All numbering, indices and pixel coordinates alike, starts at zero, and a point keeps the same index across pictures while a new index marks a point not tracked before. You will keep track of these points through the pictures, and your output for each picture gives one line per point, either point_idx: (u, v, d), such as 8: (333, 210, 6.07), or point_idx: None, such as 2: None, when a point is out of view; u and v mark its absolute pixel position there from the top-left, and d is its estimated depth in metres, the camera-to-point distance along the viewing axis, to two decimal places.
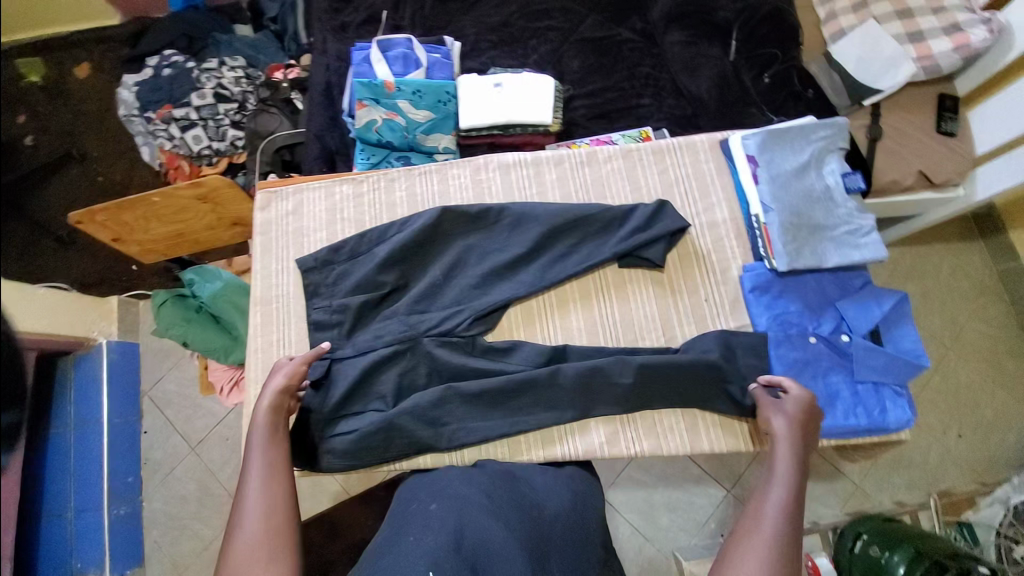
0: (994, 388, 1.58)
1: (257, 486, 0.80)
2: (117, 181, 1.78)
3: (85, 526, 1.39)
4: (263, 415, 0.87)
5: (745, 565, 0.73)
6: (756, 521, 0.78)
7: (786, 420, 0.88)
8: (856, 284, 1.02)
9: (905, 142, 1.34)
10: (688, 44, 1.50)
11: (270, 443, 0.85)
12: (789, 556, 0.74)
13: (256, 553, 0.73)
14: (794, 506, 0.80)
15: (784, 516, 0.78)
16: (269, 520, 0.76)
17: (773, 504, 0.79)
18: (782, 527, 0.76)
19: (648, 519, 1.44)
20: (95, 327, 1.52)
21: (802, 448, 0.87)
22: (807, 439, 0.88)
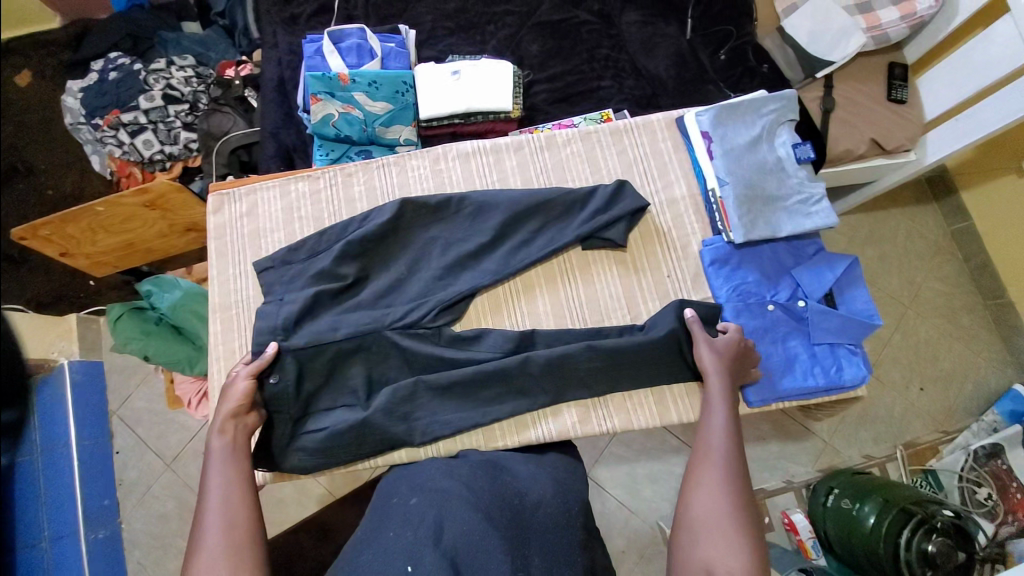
0: (952, 342, 1.67)
1: (218, 500, 0.79)
2: (66, 193, 1.71)
3: (63, 554, 1.36)
4: (219, 433, 0.85)
5: (702, 487, 0.79)
6: (707, 455, 0.83)
7: (713, 354, 0.94)
8: (809, 251, 1.06)
9: (857, 111, 1.38)
10: (646, 23, 1.52)
11: (229, 456, 0.84)
12: (740, 471, 0.81)
13: (218, 564, 0.73)
14: (733, 427, 0.87)
15: (728, 441, 0.84)
16: (231, 533, 0.76)
17: (717, 434, 0.85)
18: (730, 452, 0.82)
19: (633, 493, 1.48)
20: (54, 348, 1.48)
21: (731, 374, 0.94)
22: (734, 364, 0.94)
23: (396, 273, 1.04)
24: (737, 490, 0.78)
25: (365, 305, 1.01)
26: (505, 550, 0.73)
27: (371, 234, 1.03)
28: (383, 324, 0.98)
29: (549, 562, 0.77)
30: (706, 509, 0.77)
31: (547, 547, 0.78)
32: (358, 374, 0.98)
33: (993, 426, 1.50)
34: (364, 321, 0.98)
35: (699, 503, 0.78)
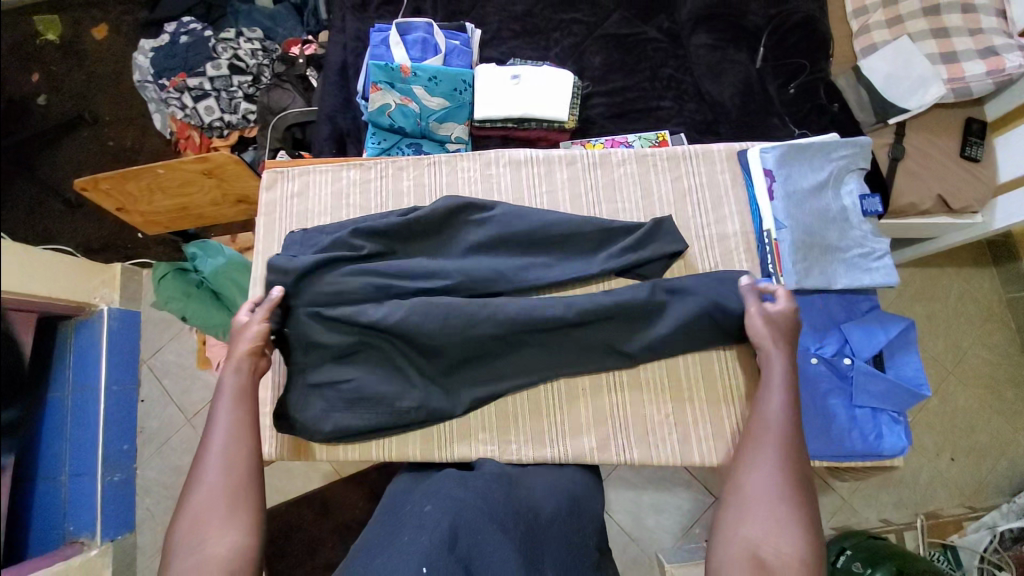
0: (992, 415, 1.57)
1: (221, 440, 0.80)
2: (126, 147, 1.77)
3: (79, 493, 1.41)
4: (232, 377, 0.87)
5: (758, 459, 0.78)
6: (763, 429, 0.81)
7: (768, 327, 0.90)
8: (862, 308, 1.01)
9: (927, 164, 1.31)
10: (715, 48, 1.47)
11: (235, 401, 0.85)
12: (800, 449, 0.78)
13: (217, 503, 0.74)
14: (792, 401, 0.83)
15: (785, 414, 0.81)
16: (231, 473, 0.77)
17: (775, 407, 0.82)
18: (788, 428, 0.79)
19: (635, 519, 1.45)
20: (98, 294, 1.51)
21: (792, 349, 0.90)
22: (793, 339, 0.90)
23: (422, 262, 1.01)
24: (788, 465, 0.76)
25: (382, 284, 0.97)
26: (519, 560, 0.72)
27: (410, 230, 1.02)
28: (406, 316, 0.98)
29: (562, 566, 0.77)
30: (760, 480, 0.75)
31: (562, 558, 0.78)
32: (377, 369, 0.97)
33: None
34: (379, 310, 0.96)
35: (751, 474, 0.76)
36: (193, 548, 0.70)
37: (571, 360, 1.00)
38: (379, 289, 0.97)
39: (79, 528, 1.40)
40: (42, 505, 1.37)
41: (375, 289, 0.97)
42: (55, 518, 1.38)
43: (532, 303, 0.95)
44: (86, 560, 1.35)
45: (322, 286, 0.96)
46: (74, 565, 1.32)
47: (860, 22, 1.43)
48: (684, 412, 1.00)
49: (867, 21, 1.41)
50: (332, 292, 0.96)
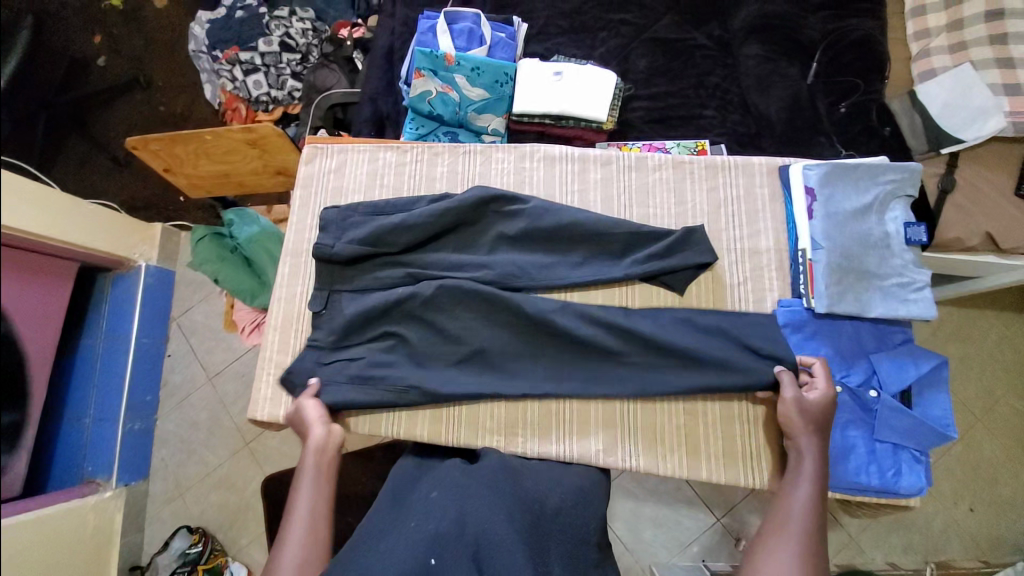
0: (1019, 468, 1.49)
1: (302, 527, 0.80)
2: (177, 113, 1.86)
3: (100, 436, 1.47)
4: (314, 457, 0.88)
5: (775, 555, 0.76)
6: (783, 523, 0.79)
7: (800, 414, 0.87)
8: (895, 340, 0.97)
9: (978, 199, 1.25)
10: (766, 60, 1.43)
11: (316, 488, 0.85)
12: (818, 549, 0.76)
13: None
14: (817, 498, 0.81)
15: (807, 513, 0.80)
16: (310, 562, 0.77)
17: (798, 506, 0.80)
18: (809, 527, 0.78)
19: (631, 530, 1.43)
20: (136, 250, 1.57)
21: (823, 440, 0.87)
22: (825, 428, 0.88)
23: (452, 254, 1.04)
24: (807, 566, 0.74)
25: (414, 272, 1.03)
26: (526, 553, 0.72)
27: (438, 214, 1.02)
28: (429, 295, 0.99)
29: (569, 567, 0.77)
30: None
31: (567, 551, 0.78)
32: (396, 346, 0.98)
33: None
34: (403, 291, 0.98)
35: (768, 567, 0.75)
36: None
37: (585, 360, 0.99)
38: (409, 276, 1.03)
39: (97, 470, 1.46)
40: (65, 445, 1.43)
41: (408, 276, 1.03)
42: (72, 460, 1.44)
43: (552, 304, 0.99)
44: (100, 502, 1.41)
45: (362, 275, 1.04)
46: (88, 505, 1.37)
47: (920, 44, 1.37)
48: (696, 426, 0.99)
49: (928, 45, 1.35)
50: (372, 280, 1.04)
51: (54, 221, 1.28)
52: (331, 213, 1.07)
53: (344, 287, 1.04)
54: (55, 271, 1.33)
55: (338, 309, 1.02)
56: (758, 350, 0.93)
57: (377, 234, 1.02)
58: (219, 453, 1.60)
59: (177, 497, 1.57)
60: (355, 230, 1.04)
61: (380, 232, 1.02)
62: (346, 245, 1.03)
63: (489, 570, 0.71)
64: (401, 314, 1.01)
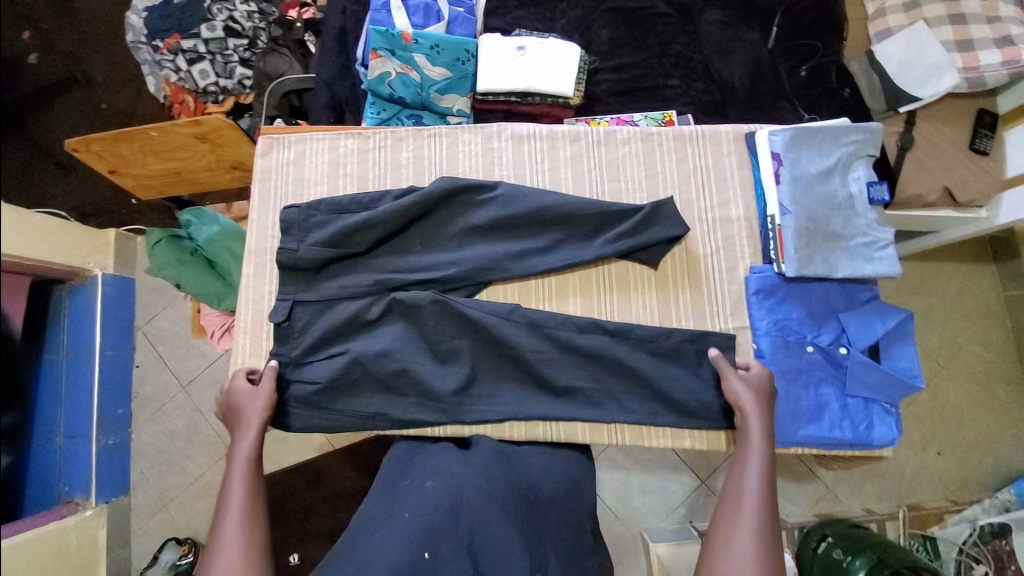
0: (979, 410, 1.58)
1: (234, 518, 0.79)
2: (119, 110, 1.73)
3: (74, 453, 1.41)
4: (249, 445, 0.87)
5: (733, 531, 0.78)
6: (739, 498, 0.81)
7: (752, 401, 0.89)
8: (862, 298, 0.99)
9: (935, 155, 1.28)
10: (726, 26, 1.42)
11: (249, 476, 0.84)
12: (771, 516, 0.79)
13: None
14: (767, 471, 0.83)
15: (759, 487, 0.81)
16: (248, 545, 0.77)
17: (752, 478, 0.82)
18: (759, 497, 0.80)
19: (622, 501, 1.47)
20: (92, 258, 1.50)
21: (772, 421, 0.89)
22: (770, 408, 0.90)
23: (423, 249, 1.02)
24: (763, 536, 0.76)
25: (384, 278, 0.99)
26: (522, 545, 0.73)
27: (405, 205, 0.99)
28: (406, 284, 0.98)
29: (565, 561, 0.79)
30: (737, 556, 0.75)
31: (562, 539, 0.81)
32: (377, 344, 0.96)
33: (1004, 506, 1.44)
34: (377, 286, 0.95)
35: (729, 544, 0.76)
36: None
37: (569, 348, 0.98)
38: (377, 284, 0.99)
39: (74, 488, 1.41)
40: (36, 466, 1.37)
41: (377, 284, 0.98)
42: (48, 479, 1.38)
43: None
44: (82, 520, 1.37)
45: (326, 283, 1.00)
46: (69, 525, 1.33)
47: (876, 4, 1.37)
48: None
49: (883, 5, 1.36)
50: (337, 289, 0.99)
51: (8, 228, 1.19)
52: (291, 215, 1.02)
53: (303, 299, 0.99)
54: (14, 286, 1.25)
55: (309, 321, 0.98)
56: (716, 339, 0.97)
57: (340, 234, 0.99)
58: (201, 461, 1.56)
59: (162, 508, 1.54)
60: (316, 233, 1.00)
61: (345, 226, 0.99)
62: (308, 248, 0.99)
63: (486, 567, 0.71)
64: (372, 318, 0.97)
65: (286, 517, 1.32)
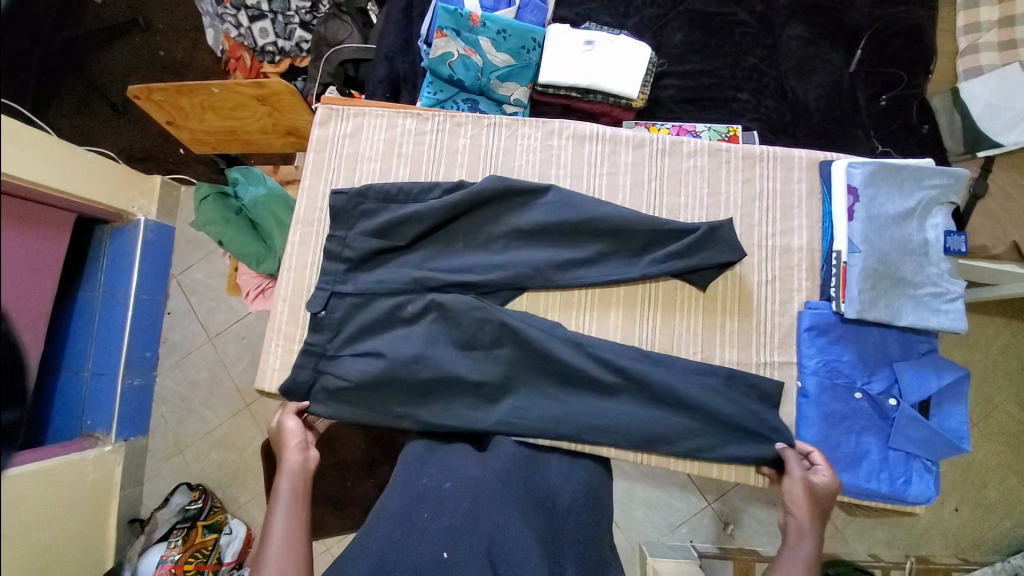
0: (1007, 473, 1.52)
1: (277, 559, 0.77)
2: (177, 59, 1.74)
3: (99, 389, 1.45)
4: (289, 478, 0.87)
5: None
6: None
7: (809, 501, 0.84)
8: (920, 349, 0.94)
9: (1011, 207, 1.21)
10: (809, 42, 1.37)
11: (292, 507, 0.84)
12: None
13: None
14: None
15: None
16: None
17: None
18: None
19: (624, 509, 1.46)
20: (136, 203, 1.52)
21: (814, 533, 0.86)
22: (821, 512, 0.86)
23: (467, 247, 1.00)
24: None
25: (423, 269, 0.98)
26: (539, 551, 0.72)
27: (456, 197, 0.98)
28: (447, 276, 0.97)
29: (581, 567, 0.76)
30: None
31: (579, 549, 0.78)
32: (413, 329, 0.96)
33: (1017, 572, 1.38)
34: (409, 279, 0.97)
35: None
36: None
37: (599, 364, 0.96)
38: (416, 282, 0.97)
39: (96, 423, 1.45)
40: (67, 396, 1.44)
41: (416, 281, 0.97)
42: (74, 410, 1.44)
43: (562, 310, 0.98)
44: (100, 456, 1.41)
45: (367, 263, 1.00)
46: (89, 458, 1.37)
47: (969, 40, 1.30)
48: None
49: (977, 41, 1.29)
50: (378, 280, 0.98)
51: (46, 167, 1.22)
52: (339, 200, 1.00)
53: (348, 291, 0.98)
54: (45, 220, 1.27)
55: (346, 316, 0.98)
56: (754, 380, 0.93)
57: (386, 224, 0.99)
58: (219, 413, 1.60)
59: (177, 453, 1.58)
60: (366, 223, 1.00)
61: (393, 216, 0.99)
62: (356, 237, 0.99)
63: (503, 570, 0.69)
64: (411, 313, 0.97)
65: None
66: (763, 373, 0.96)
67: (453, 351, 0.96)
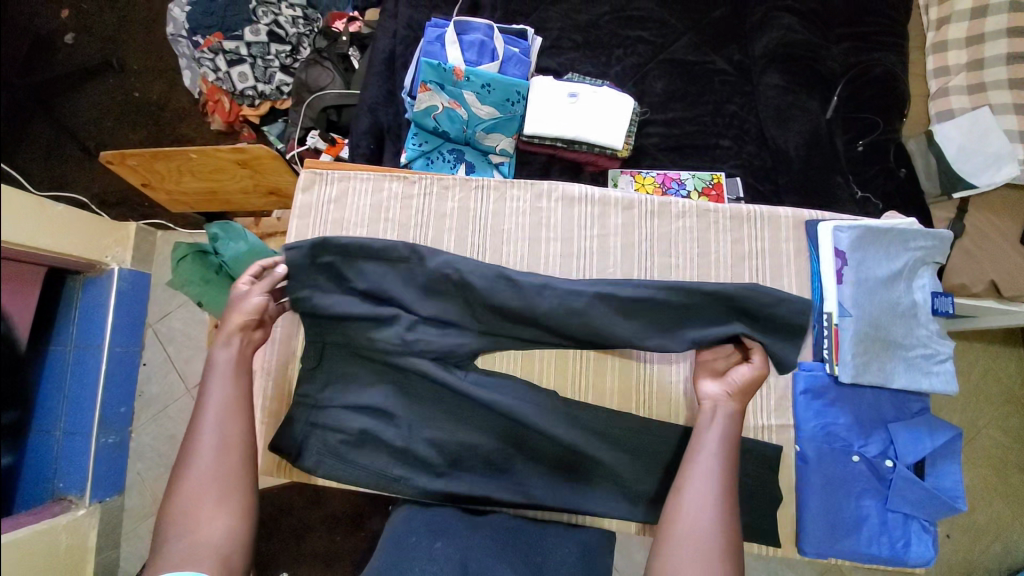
0: (994, 497, 1.52)
1: (217, 417, 0.83)
2: (152, 101, 1.70)
3: (73, 450, 1.37)
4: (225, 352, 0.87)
5: (698, 523, 0.77)
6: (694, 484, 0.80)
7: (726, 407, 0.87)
8: (913, 409, 0.95)
9: (985, 247, 1.24)
10: (787, 91, 1.39)
11: (229, 379, 0.86)
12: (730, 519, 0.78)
13: (206, 490, 0.79)
14: (727, 473, 0.81)
15: (719, 492, 0.79)
16: (223, 451, 0.82)
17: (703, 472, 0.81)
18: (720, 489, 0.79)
19: (621, 551, 1.33)
20: (109, 253, 1.47)
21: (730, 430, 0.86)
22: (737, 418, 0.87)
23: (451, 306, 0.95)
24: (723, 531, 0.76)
25: (410, 339, 0.93)
26: None
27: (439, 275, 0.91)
28: (427, 351, 0.93)
29: None
30: (693, 552, 0.75)
31: None
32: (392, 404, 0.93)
33: None
34: (398, 342, 0.93)
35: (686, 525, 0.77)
36: (186, 529, 0.76)
37: (600, 429, 0.95)
38: (404, 346, 0.93)
39: (69, 485, 1.37)
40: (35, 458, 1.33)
41: (403, 345, 0.93)
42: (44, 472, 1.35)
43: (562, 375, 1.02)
44: (74, 520, 1.33)
45: (350, 328, 0.94)
46: (61, 524, 1.29)
47: (940, 83, 1.35)
48: None
49: (947, 84, 1.33)
50: (367, 358, 0.94)
51: (21, 224, 1.18)
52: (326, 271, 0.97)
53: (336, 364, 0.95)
54: (22, 278, 1.23)
55: (335, 389, 0.94)
56: (752, 443, 0.92)
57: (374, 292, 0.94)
58: None
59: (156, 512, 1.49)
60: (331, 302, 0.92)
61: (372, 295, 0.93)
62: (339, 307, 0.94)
63: None
64: (404, 385, 0.95)
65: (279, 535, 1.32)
66: (758, 437, 0.95)
67: (450, 422, 0.94)
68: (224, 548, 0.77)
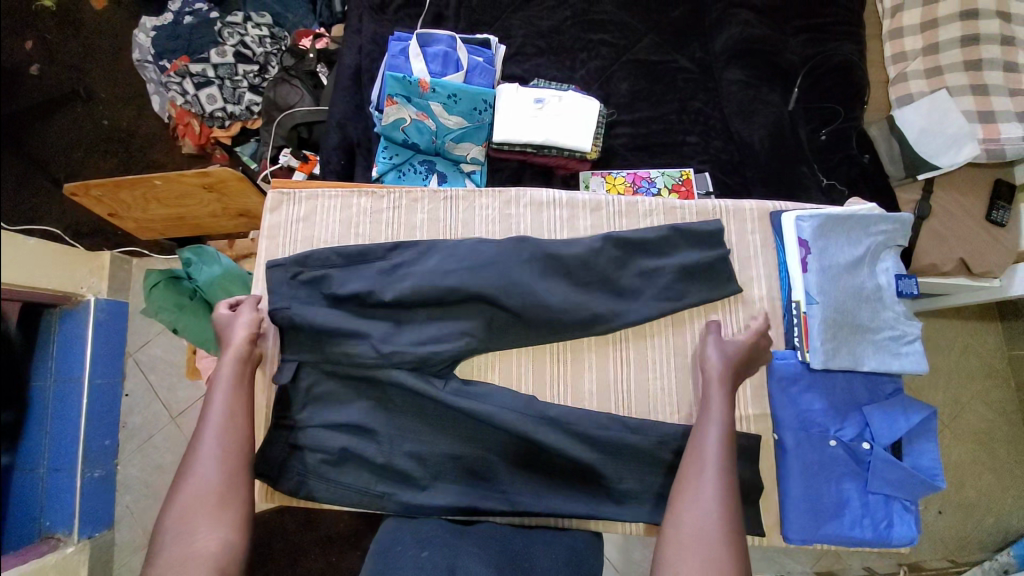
0: (982, 469, 1.54)
1: (218, 426, 0.84)
2: (122, 128, 1.68)
3: (59, 487, 1.35)
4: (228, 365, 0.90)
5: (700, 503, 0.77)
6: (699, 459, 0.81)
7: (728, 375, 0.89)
8: (886, 391, 0.97)
9: (951, 225, 1.27)
10: (747, 85, 1.41)
11: (233, 389, 0.89)
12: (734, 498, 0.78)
13: (205, 499, 0.78)
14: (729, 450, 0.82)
15: (721, 471, 0.79)
16: (224, 459, 0.82)
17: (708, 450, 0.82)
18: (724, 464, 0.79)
19: (620, 550, 1.33)
20: (84, 284, 1.44)
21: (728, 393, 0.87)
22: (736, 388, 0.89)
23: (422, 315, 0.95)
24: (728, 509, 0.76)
25: (387, 353, 0.92)
26: None
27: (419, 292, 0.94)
28: (402, 364, 0.93)
29: None
30: (695, 535, 0.74)
31: None
32: (373, 418, 0.93)
33: (1003, 567, 1.38)
34: (373, 356, 0.93)
35: (692, 511, 0.77)
36: (181, 541, 0.74)
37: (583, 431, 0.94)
38: (382, 361, 0.93)
39: (56, 523, 1.35)
40: (19, 498, 1.30)
41: (381, 360, 0.92)
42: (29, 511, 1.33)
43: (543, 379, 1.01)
44: (62, 559, 1.30)
45: (327, 345, 0.93)
46: (49, 563, 1.26)
47: (897, 68, 1.37)
48: None
49: (905, 69, 1.35)
50: (344, 375, 0.94)
51: None
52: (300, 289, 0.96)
53: (313, 383, 0.94)
54: None
55: (314, 407, 0.94)
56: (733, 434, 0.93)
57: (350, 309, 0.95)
58: None
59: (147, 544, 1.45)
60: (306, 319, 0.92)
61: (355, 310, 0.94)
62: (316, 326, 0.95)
63: None
64: (383, 397, 0.94)
65: (274, 559, 1.30)
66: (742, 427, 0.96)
67: (430, 432, 0.94)
68: (219, 559, 0.74)
